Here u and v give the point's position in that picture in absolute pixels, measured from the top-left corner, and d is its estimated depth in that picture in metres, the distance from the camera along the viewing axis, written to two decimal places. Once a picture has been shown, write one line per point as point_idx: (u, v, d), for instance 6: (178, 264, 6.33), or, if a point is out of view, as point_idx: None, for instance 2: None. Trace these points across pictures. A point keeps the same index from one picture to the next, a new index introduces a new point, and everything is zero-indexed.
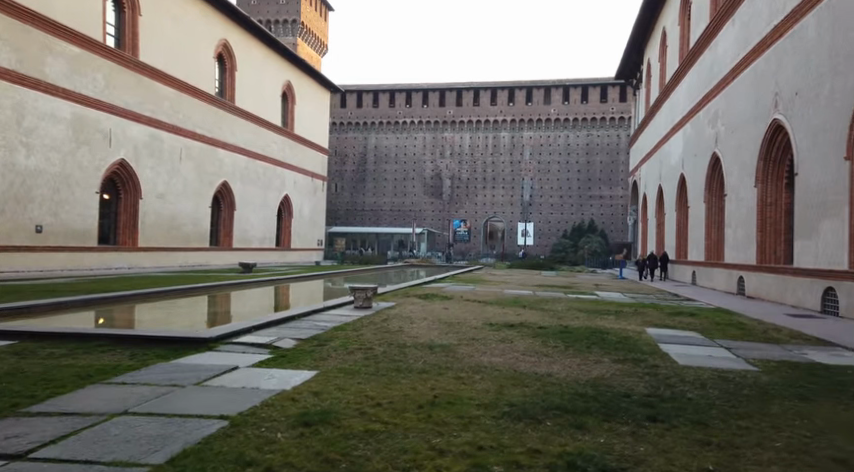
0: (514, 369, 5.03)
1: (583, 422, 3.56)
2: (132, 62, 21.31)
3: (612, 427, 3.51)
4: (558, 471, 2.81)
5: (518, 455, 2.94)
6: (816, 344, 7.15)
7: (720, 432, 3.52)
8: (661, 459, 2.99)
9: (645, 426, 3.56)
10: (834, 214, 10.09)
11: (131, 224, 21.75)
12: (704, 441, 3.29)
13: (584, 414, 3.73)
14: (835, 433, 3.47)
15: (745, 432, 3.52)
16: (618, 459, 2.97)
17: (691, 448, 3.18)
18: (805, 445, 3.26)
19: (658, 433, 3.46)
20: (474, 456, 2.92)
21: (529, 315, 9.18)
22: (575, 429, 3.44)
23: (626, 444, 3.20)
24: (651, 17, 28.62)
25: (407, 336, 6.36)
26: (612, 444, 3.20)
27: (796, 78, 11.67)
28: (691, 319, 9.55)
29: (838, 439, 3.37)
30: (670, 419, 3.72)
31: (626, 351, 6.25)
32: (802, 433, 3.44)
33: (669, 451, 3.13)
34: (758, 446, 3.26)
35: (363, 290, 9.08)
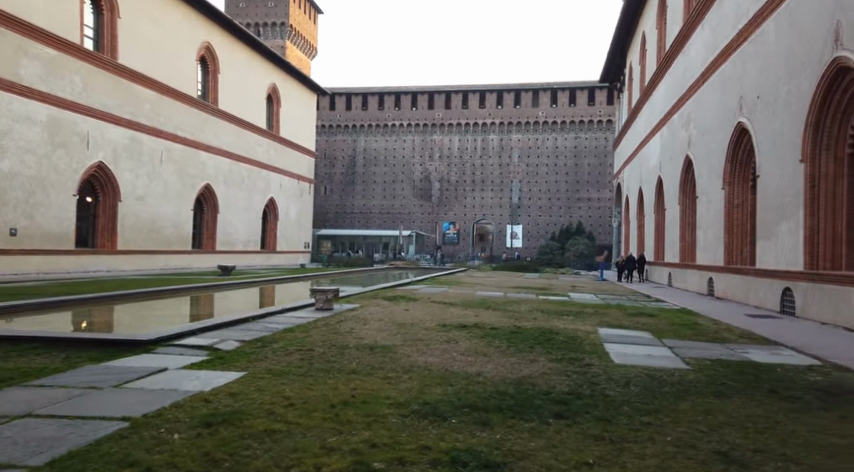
0: (444, 369, 5.10)
1: (489, 420, 3.63)
2: (110, 64, 21.32)
3: (515, 425, 3.58)
4: (441, 467, 2.86)
5: (407, 452, 2.98)
6: (760, 343, 7.29)
7: (617, 428, 3.62)
8: (547, 454, 3.09)
9: (548, 424, 3.62)
10: (792, 215, 10.24)
11: (109, 226, 21.76)
12: (598, 437, 3.38)
13: (493, 412, 3.79)
14: (734, 431, 3.56)
15: (646, 429, 3.59)
16: (504, 454, 3.05)
17: (581, 443, 3.29)
18: (697, 440, 3.36)
19: (556, 429, 3.55)
20: (363, 453, 2.94)
21: (488, 316, 9.26)
22: (478, 427, 3.50)
23: (520, 441, 3.27)
24: (632, 20, 28.83)
25: (353, 336, 6.41)
26: (506, 441, 3.27)
27: (758, 81, 11.84)
28: (648, 319, 9.67)
29: (734, 436, 3.45)
30: (578, 417, 3.79)
31: (568, 351, 6.33)
32: (700, 431, 3.52)
33: (557, 445, 3.24)
34: (649, 442, 3.34)
35: (324, 291, 9.11)
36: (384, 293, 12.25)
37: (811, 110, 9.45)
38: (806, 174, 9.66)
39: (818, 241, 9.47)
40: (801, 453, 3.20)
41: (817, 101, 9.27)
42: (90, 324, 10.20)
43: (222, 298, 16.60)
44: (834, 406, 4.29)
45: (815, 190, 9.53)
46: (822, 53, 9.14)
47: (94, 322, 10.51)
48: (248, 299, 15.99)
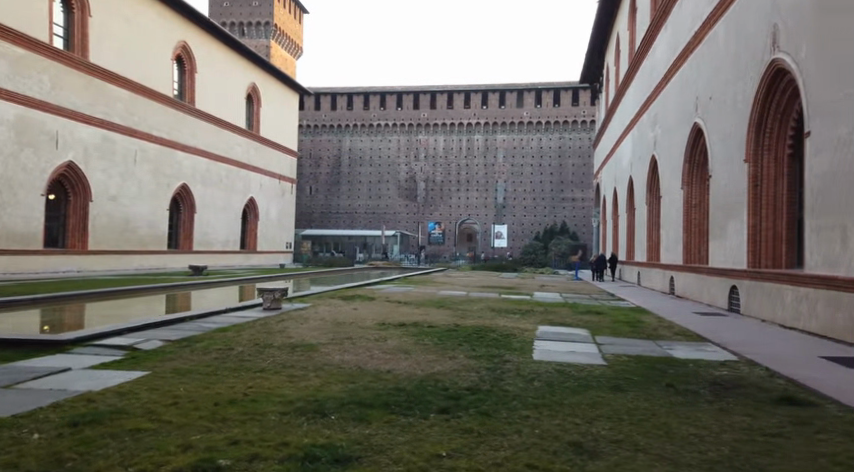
0: (357, 366, 5.13)
1: (367, 415, 3.64)
2: (81, 63, 21.23)
3: (392, 420, 3.59)
4: (294, 462, 2.83)
5: (265, 448, 2.95)
6: (690, 340, 7.43)
7: (493, 422, 3.67)
8: (403, 449, 3.09)
9: (425, 419, 3.65)
10: (738, 215, 10.44)
11: (80, 226, 21.68)
12: (465, 431, 3.45)
13: (376, 408, 3.80)
14: (613, 428, 3.59)
15: (523, 425, 3.63)
16: (361, 448, 3.06)
17: (444, 437, 3.33)
18: (566, 435, 3.42)
19: (430, 423, 3.59)
20: (221, 450, 2.88)
21: (435, 315, 9.31)
22: (353, 422, 3.49)
23: (387, 436, 3.28)
24: (608, 22, 28.99)
25: (281, 335, 6.45)
26: (373, 436, 3.28)
27: (712, 82, 11.99)
28: (594, 317, 9.79)
29: (608, 434, 3.47)
30: (460, 413, 3.82)
31: (493, 348, 6.40)
32: (578, 429, 3.55)
33: (420, 439, 3.27)
34: (515, 436, 3.39)
35: (272, 291, 9.05)
36: (345, 292, 12.30)
37: (753, 111, 9.65)
38: (750, 175, 9.87)
39: (761, 241, 9.67)
40: (658, 445, 3.31)
41: (758, 102, 9.47)
42: (48, 322, 10.23)
43: (191, 297, 16.55)
44: (723, 400, 4.41)
45: (757, 190, 9.75)
46: (762, 55, 9.33)
47: (54, 321, 10.53)
48: (215, 298, 15.98)
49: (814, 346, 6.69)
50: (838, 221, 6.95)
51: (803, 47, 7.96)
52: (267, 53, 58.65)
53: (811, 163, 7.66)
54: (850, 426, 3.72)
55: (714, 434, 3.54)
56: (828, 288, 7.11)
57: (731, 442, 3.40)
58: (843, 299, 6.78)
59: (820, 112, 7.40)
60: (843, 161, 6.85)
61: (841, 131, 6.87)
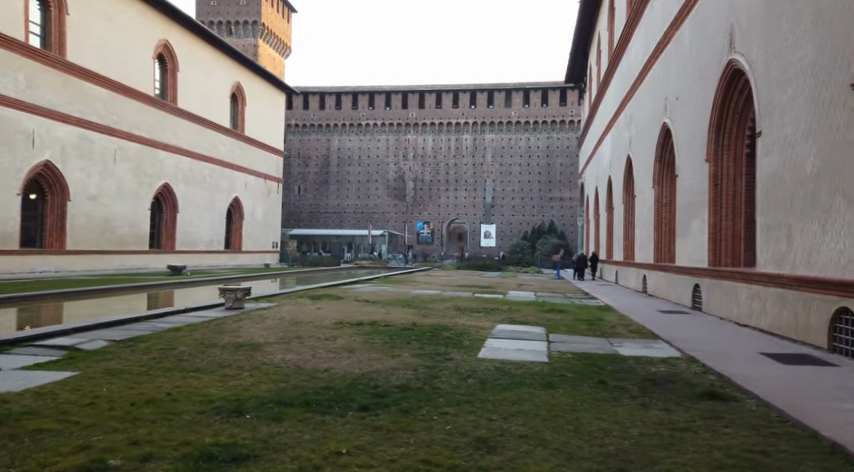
0: (296, 364, 5.14)
1: (283, 413, 3.59)
2: (58, 62, 21.13)
3: (306, 417, 3.55)
4: (191, 459, 2.79)
5: (163, 446, 2.90)
6: (642, 338, 7.51)
7: (410, 418, 3.68)
8: (303, 446, 3.04)
9: (342, 416, 3.63)
10: (701, 214, 10.59)
11: (58, 226, 21.61)
12: (377, 427, 3.44)
13: (295, 406, 3.76)
14: (528, 425, 3.59)
15: (439, 423, 3.62)
16: (265, 446, 3.03)
17: (353, 434, 3.31)
18: (478, 433, 3.42)
19: (345, 419, 3.57)
20: (118, 449, 2.83)
21: (398, 314, 9.33)
22: (268, 420, 3.45)
23: (296, 434, 3.25)
24: (590, 22, 29.09)
25: (230, 333, 6.45)
26: (282, 433, 3.24)
27: (679, 83, 12.11)
28: (557, 315, 9.87)
29: (521, 432, 3.47)
30: (380, 411, 3.80)
31: (442, 346, 6.46)
32: (493, 427, 3.54)
33: (326, 437, 3.24)
34: (425, 433, 3.39)
35: (234, 291, 9.04)
36: (316, 291, 12.31)
37: (713, 112, 9.80)
38: (710, 174, 10.03)
39: (720, 239, 9.81)
40: (568, 443, 3.34)
41: (718, 103, 9.63)
42: (15, 321, 10.20)
43: (167, 296, 16.48)
44: (648, 397, 4.49)
45: (717, 189, 9.90)
46: (720, 56, 9.50)
47: (21, 320, 10.49)
48: (192, 298, 15.95)
49: (759, 344, 6.79)
50: (785, 219, 7.09)
51: (755, 48, 8.10)
52: (254, 52, 58.40)
53: (761, 163, 7.80)
54: (758, 420, 3.83)
55: (622, 429, 3.63)
56: (776, 285, 7.25)
57: (639, 438, 3.45)
58: (788, 296, 6.92)
59: (770, 112, 7.52)
60: (788, 160, 7.00)
61: (787, 131, 7.01)
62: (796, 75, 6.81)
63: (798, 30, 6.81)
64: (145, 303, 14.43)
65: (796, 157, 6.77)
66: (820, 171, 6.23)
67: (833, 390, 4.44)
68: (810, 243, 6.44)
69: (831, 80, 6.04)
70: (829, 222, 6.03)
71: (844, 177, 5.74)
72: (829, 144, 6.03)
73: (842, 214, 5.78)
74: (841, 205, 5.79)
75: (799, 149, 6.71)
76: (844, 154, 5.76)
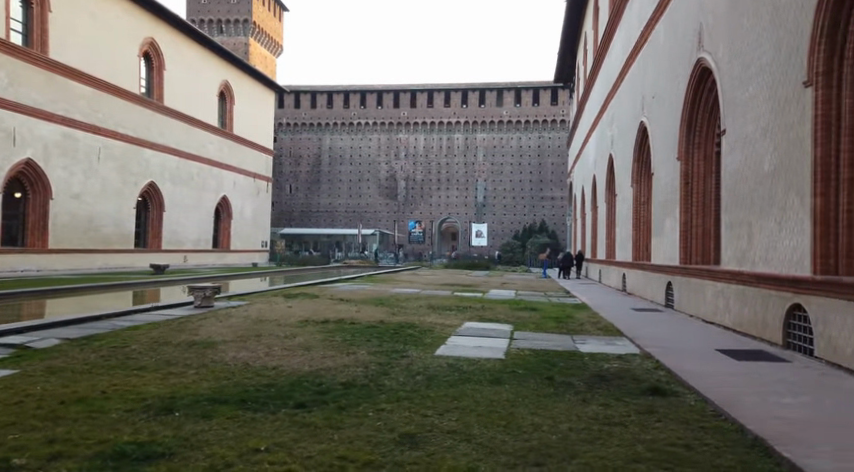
0: (245, 361, 5.09)
1: (212, 411, 3.51)
2: (41, 59, 20.99)
3: (235, 415, 3.45)
4: (99, 456, 2.72)
5: (73, 446, 2.83)
6: (606, 336, 7.53)
7: (342, 414, 3.61)
8: (219, 444, 2.96)
9: (272, 413, 3.54)
10: (673, 212, 10.64)
11: (40, 224, 21.50)
12: (305, 424, 3.36)
13: (228, 405, 3.68)
14: (461, 425, 3.53)
15: (371, 420, 3.54)
16: (182, 443, 2.95)
17: (277, 431, 3.22)
18: (406, 431, 3.34)
19: (275, 416, 3.48)
20: (26, 452, 2.76)
21: (368, 312, 9.32)
22: (196, 417, 3.37)
23: (218, 431, 3.18)
24: (577, 21, 29.11)
25: (188, 331, 6.41)
26: (204, 431, 3.16)
27: (655, 82, 12.14)
28: (528, 313, 9.88)
29: (452, 431, 3.41)
30: (314, 408, 3.72)
31: (402, 344, 6.45)
32: (423, 426, 3.48)
33: (248, 434, 3.17)
34: (352, 430, 3.31)
35: (202, 289, 8.98)
36: (292, 290, 12.26)
37: (684, 111, 9.85)
38: (682, 172, 10.07)
39: (692, 237, 9.85)
40: (496, 440, 3.30)
41: (688, 101, 9.67)
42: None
43: (147, 295, 16.42)
44: (592, 394, 4.49)
45: (689, 187, 9.95)
46: (690, 55, 9.54)
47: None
48: (171, 296, 15.85)
49: (722, 341, 6.78)
50: (746, 218, 7.13)
51: (720, 47, 8.13)
52: (245, 51, 58.20)
53: (726, 161, 7.84)
54: (691, 415, 3.85)
55: (553, 424, 3.64)
56: (738, 283, 7.31)
57: (570, 435, 3.42)
58: (748, 292, 6.97)
59: (734, 111, 7.55)
60: (749, 158, 7.04)
61: (748, 129, 7.05)
62: (756, 74, 6.85)
63: (757, 28, 6.84)
64: (122, 301, 14.32)
65: (756, 155, 6.80)
66: (776, 168, 6.27)
67: (776, 385, 4.46)
68: (768, 240, 6.49)
69: (785, 78, 6.07)
70: (784, 219, 6.08)
71: (797, 174, 5.78)
72: (784, 140, 6.07)
73: (795, 211, 5.82)
74: (795, 202, 5.83)
75: (758, 147, 6.74)
76: (796, 151, 5.80)
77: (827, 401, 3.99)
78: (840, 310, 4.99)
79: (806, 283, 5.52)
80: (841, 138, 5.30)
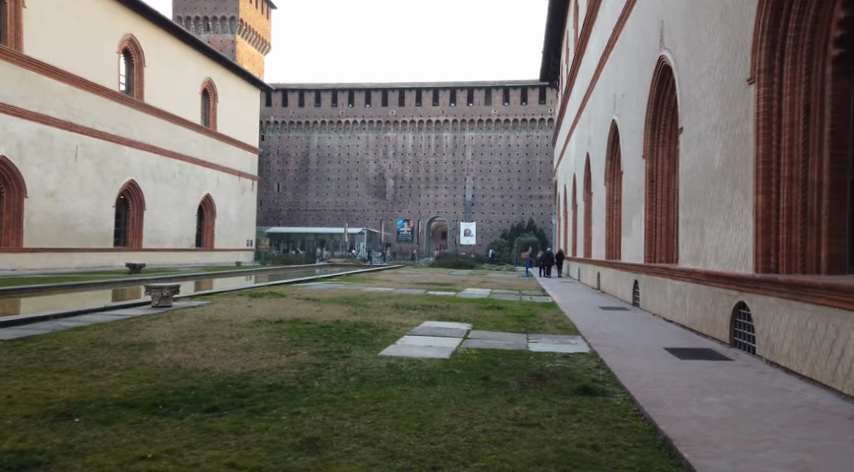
0: (176, 363, 4.94)
1: (115, 416, 3.36)
2: (14, 55, 20.83)
3: (136, 420, 3.31)
4: None
5: None
6: (562, 335, 7.49)
7: (253, 418, 3.48)
8: (105, 452, 2.81)
9: (178, 417, 3.41)
10: (639, 210, 10.67)
11: (14, 223, 21.33)
12: (208, 429, 3.23)
13: (134, 408, 3.55)
14: (372, 427, 3.42)
15: (280, 424, 3.41)
16: (65, 451, 2.81)
17: (174, 436, 3.08)
18: (311, 435, 3.22)
19: (180, 421, 3.34)
20: None
21: (330, 311, 9.21)
22: (94, 423, 3.23)
23: (111, 437, 3.03)
24: (560, 20, 29.03)
25: (131, 331, 6.28)
26: (96, 437, 3.02)
27: (625, 80, 12.15)
28: (493, 312, 9.83)
29: (360, 435, 3.29)
30: (226, 411, 3.60)
31: (350, 343, 6.36)
32: (332, 429, 3.35)
33: (142, 439, 3.01)
34: (254, 435, 3.17)
35: (159, 289, 8.79)
36: (260, 289, 12.08)
37: (649, 108, 9.84)
38: (647, 170, 10.08)
39: (656, 235, 9.86)
40: (404, 444, 3.19)
41: (653, 99, 9.67)
42: None
43: (120, 294, 16.20)
44: (522, 395, 4.43)
45: (653, 186, 9.95)
46: (654, 53, 9.53)
47: None
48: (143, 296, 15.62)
49: (675, 341, 6.74)
50: (699, 214, 7.14)
51: (679, 44, 8.09)
52: (232, 48, 57.73)
53: (684, 159, 7.84)
54: (612, 416, 3.82)
55: (467, 426, 3.56)
56: (692, 281, 7.35)
57: (481, 438, 3.33)
58: (701, 290, 6.97)
59: (689, 107, 7.54)
60: (702, 156, 7.05)
61: (702, 127, 7.04)
62: (709, 71, 6.82)
63: (710, 24, 6.80)
64: (91, 301, 14.08)
65: (709, 152, 6.80)
66: (724, 165, 6.27)
67: (705, 387, 4.45)
68: (717, 238, 6.50)
69: (734, 75, 6.04)
70: (731, 217, 6.08)
71: (742, 172, 5.78)
72: (732, 138, 6.06)
73: (740, 209, 5.83)
74: (740, 199, 5.83)
75: (710, 144, 6.74)
76: (742, 148, 5.79)
77: (747, 401, 4.00)
78: (778, 309, 4.97)
79: (748, 281, 5.52)
80: (781, 136, 5.26)
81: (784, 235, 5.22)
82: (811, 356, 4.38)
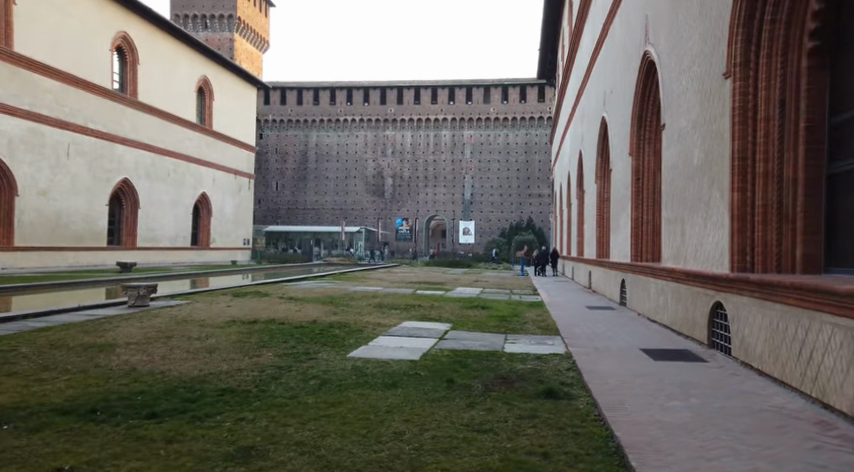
0: (133, 364, 4.80)
1: (46, 423, 3.21)
2: (4, 52, 20.76)
3: (67, 428, 3.15)
4: None
5: None
6: (541, 336, 7.36)
7: (193, 426, 3.32)
8: (24, 464, 2.66)
9: (114, 424, 3.26)
10: (627, 209, 10.54)
11: (5, 221, 21.23)
12: (140, 436, 3.07)
13: (70, 414, 3.39)
14: (316, 435, 3.26)
15: (219, 431, 3.24)
16: None
17: (101, 445, 2.92)
18: (248, 443, 3.06)
19: (113, 429, 3.18)
20: None
21: (310, 310, 9.07)
22: (22, 432, 3.07)
23: (35, 446, 2.87)
24: (557, 18, 28.84)
25: (97, 331, 6.16)
26: (18, 446, 2.86)
27: (614, 77, 12.03)
28: (477, 312, 9.70)
29: (302, 442, 3.12)
30: (168, 417, 3.44)
31: (320, 343, 6.24)
32: (273, 437, 3.19)
33: (67, 449, 2.85)
34: (187, 445, 2.99)
35: (136, 288, 8.68)
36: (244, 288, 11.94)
37: (635, 105, 9.74)
38: (634, 168, 9.95)
39: (642, 234, 9.73)
40: (345, 451, 3.04)
41: (639, 95, 9.54)
42: None
43: (108, 293, 16.06)
44: (484, 398, 4.30)
45: (640, 184, 9.82)
46: (640, 48, 9.39)
47: None
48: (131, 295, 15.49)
49: (655, 342, 6.60)
50: (680, 212, 7.05)
51: (662, 38, 7.99)
52: (230, 46, 57.53)
53: (666, 155, 7.77)
54: (570, 421, 3.70)
55: (417, 433, 3.41)
56: (673, 280, 7.24)
57: (428, 446, 3.18)
58: (682, 289, 6.87)
59: (671, 103, 7.44)
60: (683, 152, 6.94)
61: (682, 123, 6.94)
62: (688, 67, 6.72)
63: (690, 19, 6.69)
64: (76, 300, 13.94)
65: (689, 148, 6.70)
66: (702, 162, 6.18)
67: (673, 390, 4.33)
68: (696, 236, 6.42)
69: (711, 70, 5.95)
70: (708, 214, 6.00)
71: (719, 168, 5.70)
72: (709, 134, 5.98)
73: (717, 207, 5.75)
74: (716, 196, 5.76)
75: (690, 140, 6.64)
76: (719, 144, 5.70)
77: (712, 405, 3.88)
78: (754, 310, 4.82)
79: (723, 280, 5.43)
80: (757, 132, 5.18)
81: (759, 233, 5.12)
82: (788, 361, 4.22)
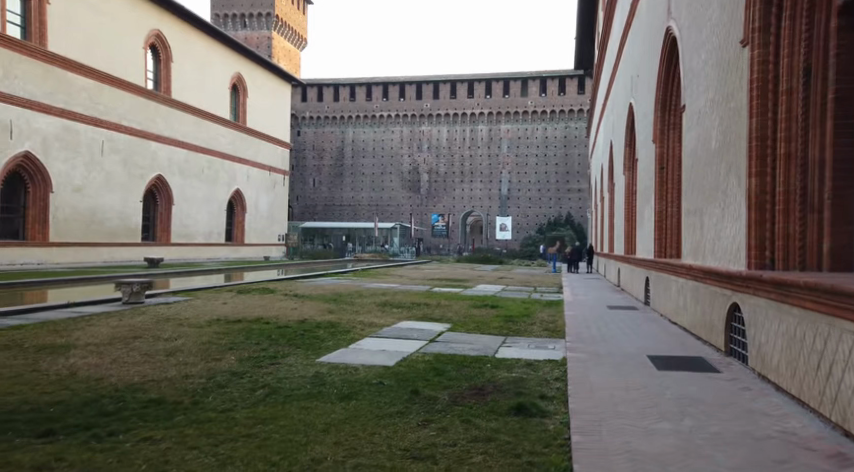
0: (78, 368, 4.45)
1: None
2: (38, 51, 21.21)
3: None
4: None
5: None
6: (544, 339, 6.75)
7: (84, 447, 2.87)
8: None
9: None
10: (650, 200, 9.84)
11: (41, 218, 21.74)
12: (10, 462, 2.64)
13: None
14: (219, 461, 2.77)
15: (107, 456, 2.78)
16: None
17: None
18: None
19: None
20: None
21: (307, 309, 8.63)
22: None
23: None
24: (592, 5, 27.66)
25: (66, 331, 5.87)
26: None
27: (640, 60, 11.27)
28: (485, 311, 9.13)
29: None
30: (64, 435, 3.02)
31: (295, 345, 5.80)
32: (167, 463, 2.71)
33: None
34: None
35: (130, 285, 8.46)
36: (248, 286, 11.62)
37: (658, 89, 9.05)
38: (657, 156, 9.27)
39: (667, 227, 9.04)
40: None
41: (662, 77, 8.83)
42: None
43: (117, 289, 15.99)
44: (443, 414, 3.74)
45: (663, 173, 9.12)
46: (662, 25, 8.65)
47: None
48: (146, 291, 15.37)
49: (667, 349, 5.89)
50: (700, 203, 6.36)
51: (682, 11, 7.23)
52: (268, 44, 58.00)
53: (686, 139, 7.12)
54: (530, 446, 3.12)
55: (340, 459, 2.87)
56: (691, 277, 6.60)
57: None
58: (701, 290, 6.17)
59: (690, 81, 6.73)
60: (701, 134, 6.26)
61: (701, 103, 6.23)
62: (706, 40, 6.02)
63: None
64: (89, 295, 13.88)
65: (707, 132, 6.02)
66: (720, 144, 5.52)
67: (665, 408, 3.67)
68: (714, 228, 5.78)
69: (729, 40, 5.25)
70: (726, 205, 5.37)
71: (737, 151, 5.05)
72: (726, 114, 5.33)
73: (734, 195, 5.12)
74: (734, 183, 5.13)
75: (708, 121, 5.95)
76: (737, 124, 5.05)
77: (708, 429, 3.25)
78: (773, 316, 4.14)
79: (739, 278, 4.81)
80: (778, 109, 4.51)
81: (779, 224, 4.45)
82: (812, 380, 3.50)
